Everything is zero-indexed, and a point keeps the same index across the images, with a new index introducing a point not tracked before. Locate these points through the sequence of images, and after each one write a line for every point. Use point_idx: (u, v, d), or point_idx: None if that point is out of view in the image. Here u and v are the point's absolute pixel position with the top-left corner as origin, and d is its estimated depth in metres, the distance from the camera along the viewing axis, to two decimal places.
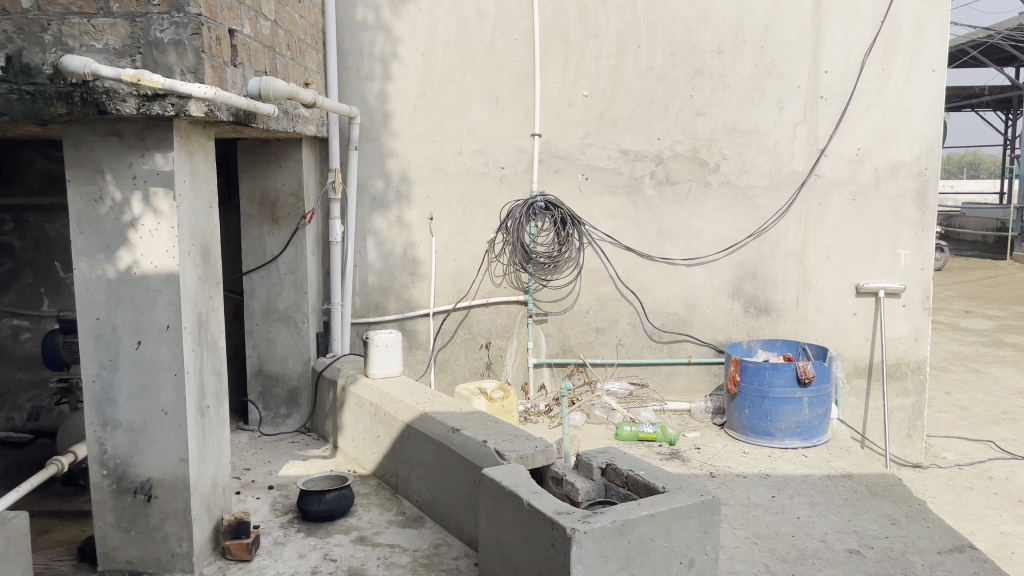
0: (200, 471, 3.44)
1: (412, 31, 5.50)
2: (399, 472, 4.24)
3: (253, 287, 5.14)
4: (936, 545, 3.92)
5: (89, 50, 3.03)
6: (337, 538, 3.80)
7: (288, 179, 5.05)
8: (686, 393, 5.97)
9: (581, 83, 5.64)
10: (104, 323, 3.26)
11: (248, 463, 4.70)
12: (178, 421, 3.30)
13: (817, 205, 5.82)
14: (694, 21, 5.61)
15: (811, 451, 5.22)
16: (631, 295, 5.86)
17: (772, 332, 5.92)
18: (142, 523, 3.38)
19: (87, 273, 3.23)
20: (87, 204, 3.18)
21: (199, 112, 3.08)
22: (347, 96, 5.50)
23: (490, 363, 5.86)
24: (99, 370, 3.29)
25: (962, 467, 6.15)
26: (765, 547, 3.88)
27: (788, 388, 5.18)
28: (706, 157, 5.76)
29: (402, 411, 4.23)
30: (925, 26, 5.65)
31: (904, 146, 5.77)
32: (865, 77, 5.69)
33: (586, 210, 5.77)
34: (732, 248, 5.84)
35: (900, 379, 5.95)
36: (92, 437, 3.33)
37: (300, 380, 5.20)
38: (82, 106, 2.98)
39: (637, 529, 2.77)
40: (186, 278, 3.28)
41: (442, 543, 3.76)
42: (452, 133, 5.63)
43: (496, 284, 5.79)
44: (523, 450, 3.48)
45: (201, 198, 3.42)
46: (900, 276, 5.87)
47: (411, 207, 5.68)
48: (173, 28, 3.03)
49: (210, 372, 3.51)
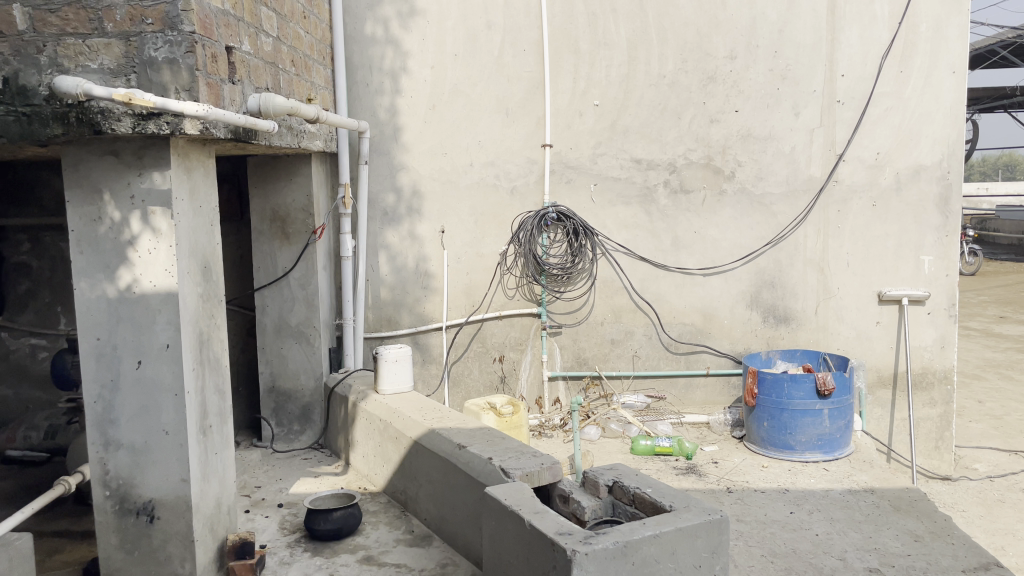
0: (203, 491, 3.41)
1: (421, 45, 5.48)
2: (408, 489, 4.18)
3: (264, 303, 5.13)
4: (961, 563, 3.78)
5: (85, 70, 3.04)
6: (344, 558, 3.74)
7: (298, 195, 5.03)
8: (705, 405, 5.84)
9: (592, 92, 5.58)
10: (104, 343, 3.25)
11: (260, 480, 4.67)
12: (179, 440, 3.27)
13: (837, 211, 5.69)
14: (705, 27, 5.53)
15: (833, 465, 5.07)
16: (646, 306, 5.76)
17: (792, 342, 5.78)
18: (145, 544, 3.35)
19: (87, 292, 3.22)
20: (87, 224, 3.18)
21: (194, 130, 3.07)
22: (356, 110, 5.49)
23: (505, 376, 5.79)
24: (101, 391, 3.28)
25: (993, 479, 5.95)
26: (781, 565, 3.76)
27: (808, 400, 5.05)
28: (720, 164, 5.66)
29: (410, 427, 4.17)
30: (945, 26, 5.51)
31: (925, 149, 5.63)
32: (883, 80, 5.56)
33: (599, 221, 5.70)
34: (749, 257, 5.72)
35: (926, 389, 5.78)
36: (95, 457, 3.32)
37: (313, 397, 5.16)
38: (78, 126, 2.98)
39: (641, 551, 2.68)
40: (187, 296, 3.27)
41: (449, 563, 3.69)
42: (463, 146, 5.59)
43: (510, 297, 5.73)
44: (528, 468, 3.39)
45: (202, 217, 3.41)
46: (924, 283, 5.71)
47: (423, 221, 5.64)
48: (167, 47, 3.02)
49: (212, 391, 3.48)
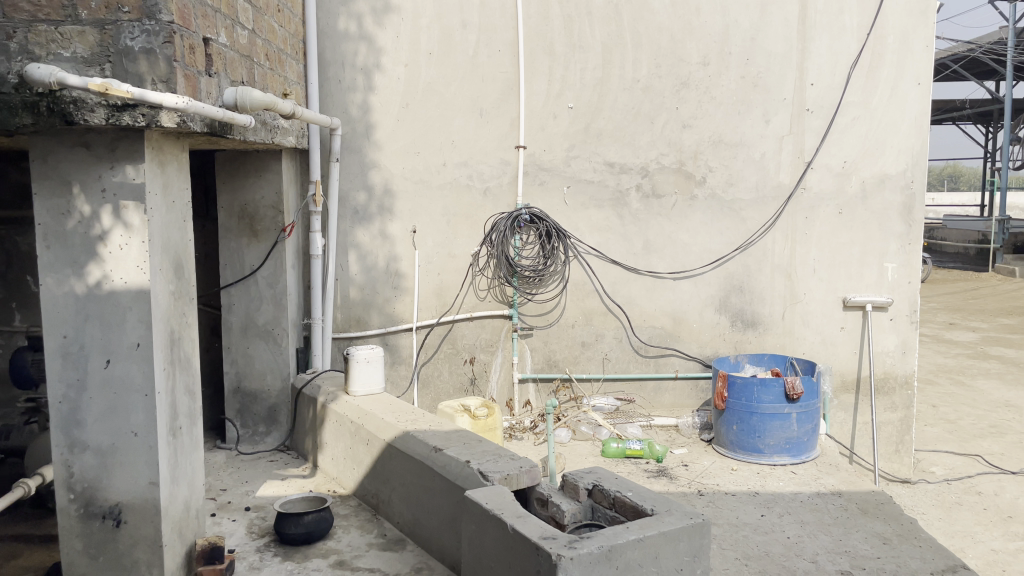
0: (172, 494, 3.31)
1: (395, 42, 5.42)
2: (380, 492, 4.12)
3: (230, 302, 5.01)
4: (929, 565, 3.85)
5: (56, 59, 2.92)
6: (315, 562, 3.67)
7: (268, 191, 4.94)
8: (673, 408, 5.88)
9: (567, 95, 5.58)
10: (71, 342, 3.13)
11: (225, 483, 4.57)
12: (149, 442, 3.17)
13: (805, 218, 5.77)
14: (679, 33, 5.57)
15: (800, 468, 5.14)
16: (617, 310, 5.78)
17: (758, 346, 5.85)
18: (111, 549, 3.23)
19: (53, 289, 3.09)
20: (54, 217, 3.06)
21: (171, 123, 2.99)
22: (328, 107, 5.40)
23: (475, 378, 5.76)
24: (66, 391, 3.16)
25: (949, 482, 6.10)
26: (754, 568, 3.80)
27: (777, 404, 5.11)
28: (692, 169, 5.71)
29: (383, 429, 4.11)
30: (911, 39, 5.63)
31: (890, 159, 5.74)
32: (851, 89, 5.67)
33: (572, 223, 5.70)
34: (718, 262, 5.78)
35: (888, 394, 5.89)
36: (59, 460, 3.19)
37: (280, 398, 5.06)
38: (49, 116, 2.86)
39: (626, 555, 2.67)
40: (159, 294, 3.17)
41: (424, 567, 3.65)
42: (436, 145, 5.54)
43: (481, 298, 5.70)
44: (507, 471, 3.36)
45: (175, 212, 3.31)
46: (888, 290, 5.83)
47: (394, 220, 5.58)
48: (144, 37, 2.93)
49: (182, 391, 3.39)
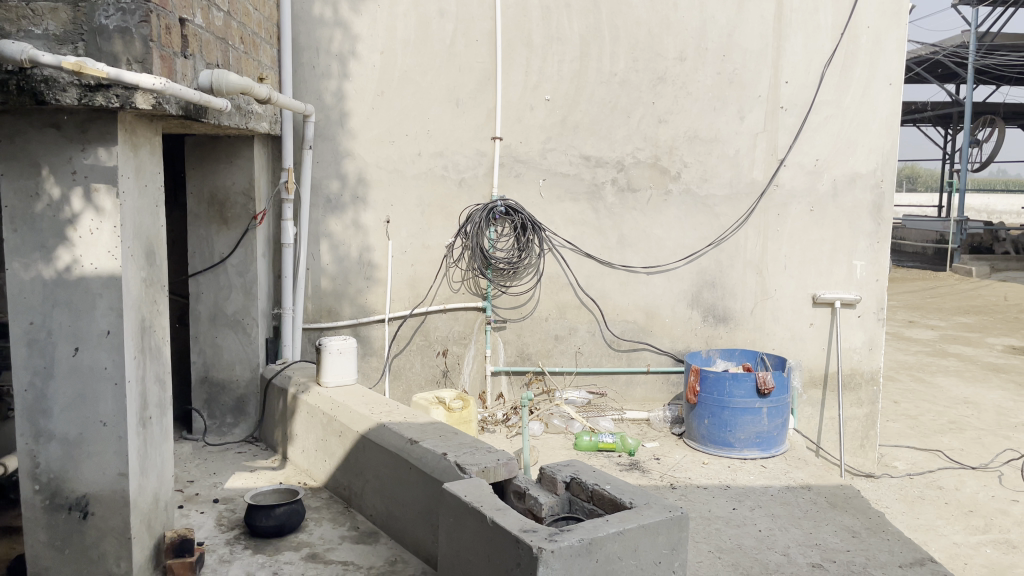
0: (141, 485, 3.23)
1: (371, 29, 5.34)
2: (353, 485, 4.08)
3: (199, 290, 4.91)
4: (898, 558, 3.93)
5: (27, 35, 2.82)
6: (287, 555, 3.62)
7: (239, 177, 4.84)
8: (644, 402, 5.91)
9: (544, 87, 5.56)
10: (39, 328, 3.03)
11: (192, 474, 4.48)
12: (118, 433, 3.09)
13: (777, 214, 5.82)
14: (657, 27, 5.58)
15: (769, 462, 5.20)
16: (590, 303, 5.79)
17: (729, 341, 5.90)
18: (77, 541, 3.15)
19: (20, 273, 2.99)
20: (21, 200, 2.96)
21: (146, 104, 2.91)
22: (301, 94, 5.30)
23: (447, 370, 5.74)
24: (32, 378, 3.05)
25: (911, 476, 6.23)
26: (728, 561, 3.83)
27: (748, 398, 5.16)
28: (667, 164, 5.73)
29: (357, 421, 4.06)
30: (883, 39, 5.71)
31: (860, 158, 5.82)
32: (825, 87, 5.73)
33: (547, 216, 5.69)
34: (691, 257, 5.81)
35: (855, 389, 5.99)
36: (23, 450, 3.08)
37: (248, 389, 4.97)
38: (18, 95, 2.76)
39: (606, 548, 2.66)
40: (130, 280, 3.09)
41: (398, 560, 3.61)
42: (411, 134, 5.48)
43: (455, 290, 5.67)
44: (484, 463, 3.35)
45: (147, 196, 3.22)
46: (856, 287, 5.91)
47: (367, 210, 5.51)
48: (119, 15, 2.85)
49: (152, 380, 3.31)
